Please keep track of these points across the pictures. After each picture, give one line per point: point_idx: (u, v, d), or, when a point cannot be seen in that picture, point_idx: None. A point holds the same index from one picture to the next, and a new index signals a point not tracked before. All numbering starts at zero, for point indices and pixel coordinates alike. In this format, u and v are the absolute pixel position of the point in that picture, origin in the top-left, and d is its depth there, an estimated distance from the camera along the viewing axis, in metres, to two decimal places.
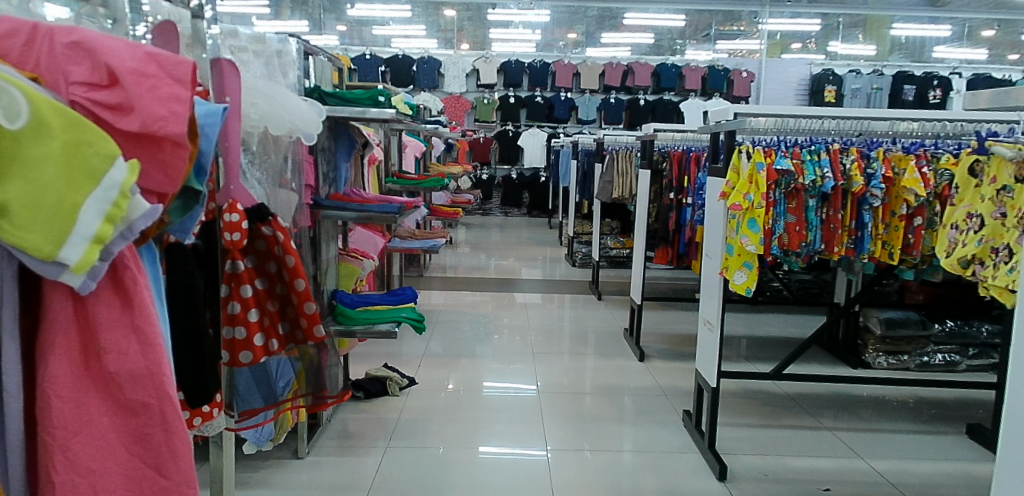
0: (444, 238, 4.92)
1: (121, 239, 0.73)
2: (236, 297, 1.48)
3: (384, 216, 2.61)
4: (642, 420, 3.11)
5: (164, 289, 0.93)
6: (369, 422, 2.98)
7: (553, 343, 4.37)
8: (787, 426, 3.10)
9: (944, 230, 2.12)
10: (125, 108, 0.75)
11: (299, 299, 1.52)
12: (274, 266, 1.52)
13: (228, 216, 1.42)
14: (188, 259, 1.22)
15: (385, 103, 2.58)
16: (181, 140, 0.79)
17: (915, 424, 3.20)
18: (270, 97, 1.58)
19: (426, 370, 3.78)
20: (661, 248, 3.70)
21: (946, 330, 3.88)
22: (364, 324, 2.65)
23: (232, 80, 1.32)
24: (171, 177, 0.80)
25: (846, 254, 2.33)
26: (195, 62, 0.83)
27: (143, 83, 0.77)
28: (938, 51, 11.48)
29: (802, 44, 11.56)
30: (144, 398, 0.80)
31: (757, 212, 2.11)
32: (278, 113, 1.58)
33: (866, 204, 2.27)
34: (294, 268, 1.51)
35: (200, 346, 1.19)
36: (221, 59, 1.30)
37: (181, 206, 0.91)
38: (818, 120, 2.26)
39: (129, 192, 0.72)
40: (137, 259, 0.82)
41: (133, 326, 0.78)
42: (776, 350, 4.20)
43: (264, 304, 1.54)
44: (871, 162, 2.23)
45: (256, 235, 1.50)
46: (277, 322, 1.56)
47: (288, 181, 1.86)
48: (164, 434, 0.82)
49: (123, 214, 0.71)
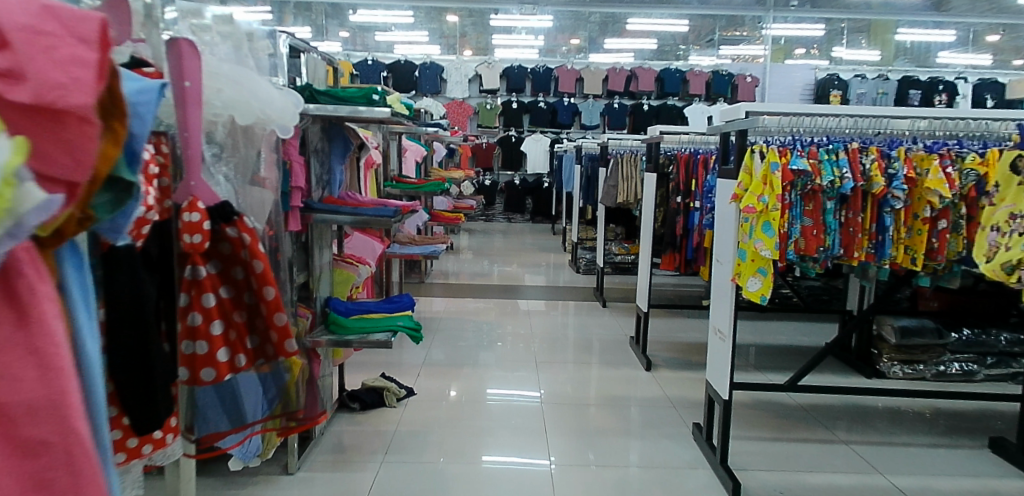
0: (445, 244, 4.81)
1: (6, 238, 0.55)
2: (198, 307, 1.31)
3: (380, 221, 2.49)
4: (650, 433, 2.98)
5: (93, 306, 0.75)
6: (365, 435, 2.85)
7: (556, 352, 4.23)
8: (802, 439, 2.96)
9: (983, 231, 2.01)
10: (15, 76, 0.56)
11: (269, 309, 1.35)
12: (241, 272, 1.35)
13: (188, 216, 1.27)
14: (134, 263, 1.10)
15: (380, 102, 2.45)
16: (89, 115, 0.60)
17: (935, 438, 3.05)
18: (237, 88, 1.45)
19: (425, 379, 3.65)
20: (668, 253, 3.54)
21: (962, 339, 3.72)
22: (358, 334, 2.51)
23: (192, 63, 1.23)
24: (81, 163, 0.61)
25: (866, 259, 2.19)
26: (104, 19, 0.65)
27: (38, 42, 0.58)
28: (942, 56, 11.37)
29: (805, 50, 11.62)
30: (45, 434, 0.59)
31: (772, 215, 2.02)
32: (245, 101, 1.46)
33: (887, 207, 2.14)
34: (262, 273, 1.34)
35: (151, 362, 1.09)
36: (180, 40, 1.22)
37: (110, 201, 0.73)
38: (833, 118, 2.15)
39: (13, 178, 0.53)
40: (38, 264, 0.63)
41: (31, 346, 0.59)
42: (787, 359, 4.06)
43: (230, 314, 1.37)
44: (892, 161, 2.10)
45: (221, 238, 1.33)
46: (245, 336, 1.38)
47: (263, 179, 1.59)
48: (73, 487, 0.61)
49: (6, 206, 0.53)
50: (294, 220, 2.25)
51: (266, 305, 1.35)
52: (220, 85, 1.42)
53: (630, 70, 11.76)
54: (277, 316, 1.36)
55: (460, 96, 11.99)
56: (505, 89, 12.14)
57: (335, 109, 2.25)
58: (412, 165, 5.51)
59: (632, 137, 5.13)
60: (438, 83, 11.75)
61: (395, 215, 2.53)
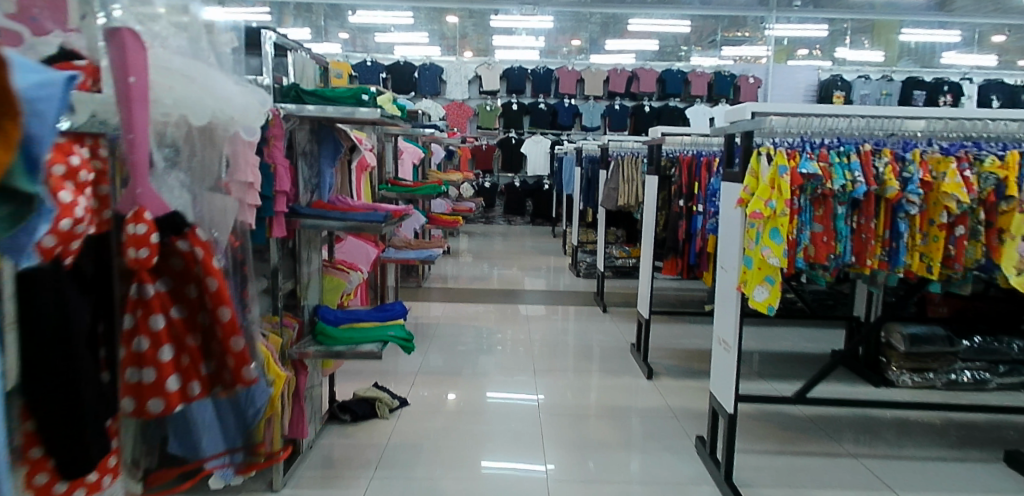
0: (442, 248, 4.71)
1: None
2: (142, 334, 0.95)
3: (370, 227, 2.39)
4: (651, 446, 2.88)
5: None
6: (355, 448, 2.76)
7: (556, 360, 4.12)
8: (809, 453, 2.85)
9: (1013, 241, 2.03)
10: None
11: (231, 357, 1.06)
12: (194, 291, 1.02)
13: (131, 227, 0.91)
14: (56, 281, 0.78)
15: (370, 101, 2.33)
16: None
17: (948, 451, 2.94)
18: (205, 80, 1.02)
19: (420, 388, 3.55)
20: (670, 258, 3.44)
21: (973, 346, 3.63)
22: (348, 345, 2.40)
23: (138, 57, 0.84)
24: None
25: (879, 267, 2.10)
26: None
27: None
28: (946, 57, 11.24)
29: (808, 51, 11.54)
30: None
31: (780, 221, 1.94)
32: (202, 99, 1.01)
33: (901, 212, 2.03)
34: (218, 294, 1.03)
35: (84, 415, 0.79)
36: (122, 28, 0.82)
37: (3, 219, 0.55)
38: (845, 119, 2.05)
39: None
40: None
41: None
42: (792, 367, 3.95)
43: (181, 340, 1.02)
44: (907, 165, 2.00)
45: (170, 252, 1.01)
46: (200, 367, 1.05)
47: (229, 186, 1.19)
48: None
49: None
50: (277, 226, 2.14)
51: (224, 350, 1.05)
52: (187, 70, 0.97)
53: (632, 71, 11.65)
54: (241, 367, 1.07)
55: (460, 98, 11.83)
56: (505, 91, 12.02)
57: (324, 109, 2.17)
58: (409, 167, 5.42)
59: (634, 139, 5.02)
60: (437, 85, 11.66)
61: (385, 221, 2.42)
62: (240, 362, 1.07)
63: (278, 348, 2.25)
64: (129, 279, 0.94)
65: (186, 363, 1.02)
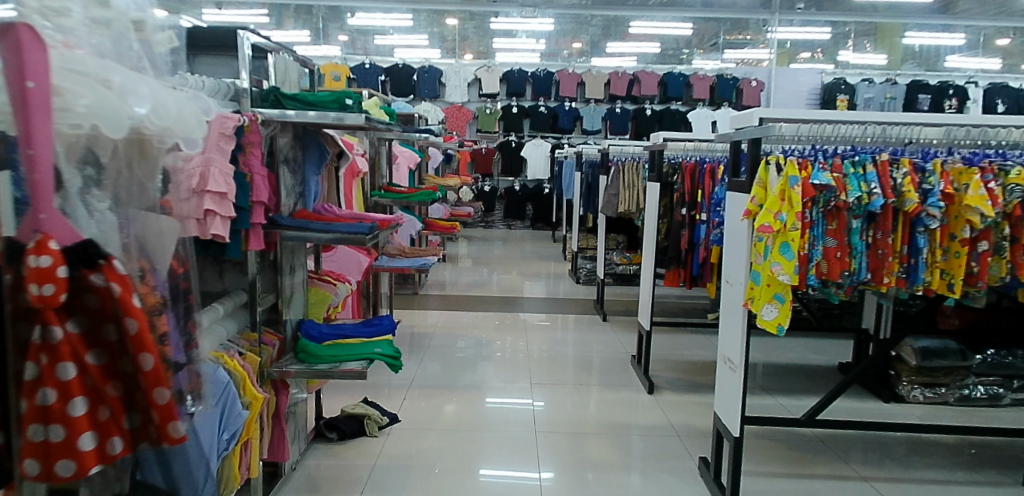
0: (437, 255, 4.57)
1: None
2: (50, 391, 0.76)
3: (352, 237, 2.25)
4: (652, 468, 2.73)
5: None
6: (340, 470, 2.62)
7: (554, 373, 3.98)
8: (819, 476, 2.70)
9: None
10: None
11: (156, 410, 0.88)
12: (113, 333, 0.82)
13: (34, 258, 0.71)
14: None
15: (354, 106, 2.18)
16: None
17: (963, 473, 2.80)
18: (129, 83, 0.87)
19: (411, 404, 3.41)
20: (672, 269, 3.29)
21: (987, 360, 3.47)
22: (329, 363, 2.26)
23: (36, 58, 0.71)
24: None
25: (896, 285, 1.96)
26: None
27: None
28: (951, 60, 11.08)
29: (810, 54, 11.32)
30: None
31: (791, 235, 1.82)
32: (147, 101, 0.89)
33: (921, 226, 1.91)
34: (141, 337, 0.84)
35: None
36: (20, 24, 0.69)
37: None
38: (859, 126, 1.92)
39: None
40: None
41: None
42: (799, 381, 3.80)
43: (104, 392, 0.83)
44: (927, 176, 1.87)
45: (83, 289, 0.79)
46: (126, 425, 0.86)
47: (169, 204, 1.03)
48: None
49: None
50: (255, 238, 2.02)
51: (149, 402, 0.87)
52: (103, 73, 0.82)
53: (632, 74, 11.50)
54: (170, 421, 0.90)
55: (459, 101, 11.67)
56: (505, 93, 11.85)
57: (306, 114, 2.05)
58: (405, 172, 5.30)
59: (637, 144, 4.89)
60: (437, 87, 11.55)
61: (372, 232, 2.29)
62: (165, 418, 0.90)
63: (256, 368, 2.13)
64: (30, 319, 0.74)
65: (105, 418, 0.82)
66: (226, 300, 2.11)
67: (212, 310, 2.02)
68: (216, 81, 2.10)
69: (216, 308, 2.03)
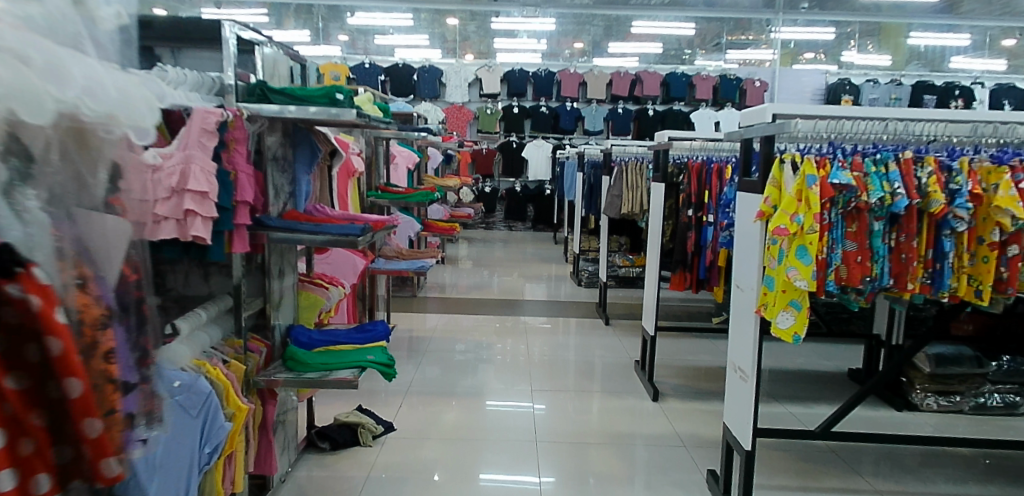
0: (436, 258, 4.41)
1: None
2: None
3: (343, 239, 2.14)
4: (657, 480, 2.62)
5: None
6: (331, 482, 2.50)
7: (555, 379, 3.87)
8: (832, 490, 2.59)
9: None
10: None
11: (88, 445, 0.69)
12: (36, 353, 0.62)
13: None
14: None
15: (345, 102, 2.08)
16: None
17: (983, 487, 2.68)
18: (58, 58, 0.64)
19: (407, 411, 3.30)
20: (677, 272, 3.17)
21: (1003, 367, 3.37)
22: (318, 372, 2.14)
23: None
24: None
25: (920, 291, 1.85)
26: None
27: None
28: (956, 61, 10.96)
29: (814, 54, 11.25)
30: None
31: (809, 238, 1.70)
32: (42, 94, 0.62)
33: (947, 229, 1.79)
34: (68, 359, 0.63)
35: None
36: None
37: None
38: (881, 122, 1.81)
39: None
40: None
41: None
42: (808, 388, 3.69)
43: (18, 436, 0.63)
44: (954, 175, 1.76)
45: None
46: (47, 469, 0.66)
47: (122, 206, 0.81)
48: None
49: None
50: (239, 241, 1.91)
51: (79, 436, 0.67)
52: (23, 46, 0.60)
53: (635, 74, 11.39)
54: (106, 457, 0.71)
55: (460, 101, 11.57)
56: (506, 93, 11.74)
57: (294, 109, 1.95)
58: (403, 173, 5.20)
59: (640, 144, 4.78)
60: (437, 87, 11.44)
61: (364, 233, 2.18)
62: (101, 452, 0.70)
63: (241, 377, 2.01)
64: None
65: (30, 453, 0.64)
66: (208, 305, 2.03)
67: (192, 316, 1.94)
68: (199, 75, 2.00)
69: (197, 314, 1.95)
